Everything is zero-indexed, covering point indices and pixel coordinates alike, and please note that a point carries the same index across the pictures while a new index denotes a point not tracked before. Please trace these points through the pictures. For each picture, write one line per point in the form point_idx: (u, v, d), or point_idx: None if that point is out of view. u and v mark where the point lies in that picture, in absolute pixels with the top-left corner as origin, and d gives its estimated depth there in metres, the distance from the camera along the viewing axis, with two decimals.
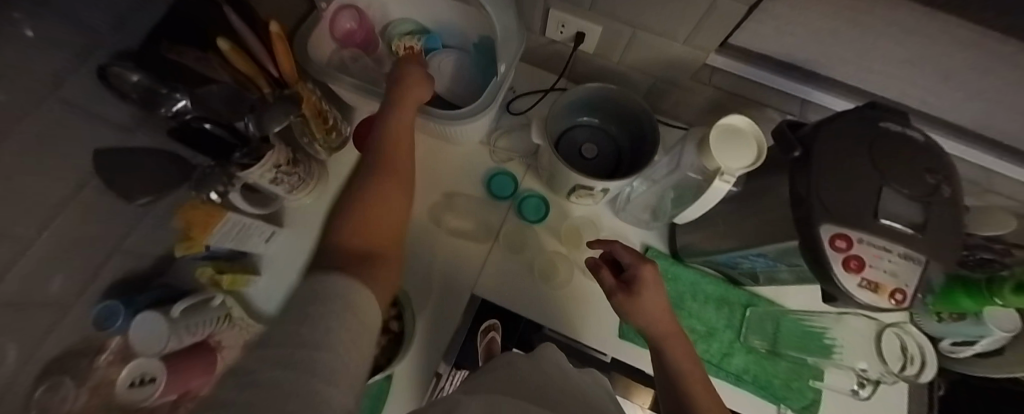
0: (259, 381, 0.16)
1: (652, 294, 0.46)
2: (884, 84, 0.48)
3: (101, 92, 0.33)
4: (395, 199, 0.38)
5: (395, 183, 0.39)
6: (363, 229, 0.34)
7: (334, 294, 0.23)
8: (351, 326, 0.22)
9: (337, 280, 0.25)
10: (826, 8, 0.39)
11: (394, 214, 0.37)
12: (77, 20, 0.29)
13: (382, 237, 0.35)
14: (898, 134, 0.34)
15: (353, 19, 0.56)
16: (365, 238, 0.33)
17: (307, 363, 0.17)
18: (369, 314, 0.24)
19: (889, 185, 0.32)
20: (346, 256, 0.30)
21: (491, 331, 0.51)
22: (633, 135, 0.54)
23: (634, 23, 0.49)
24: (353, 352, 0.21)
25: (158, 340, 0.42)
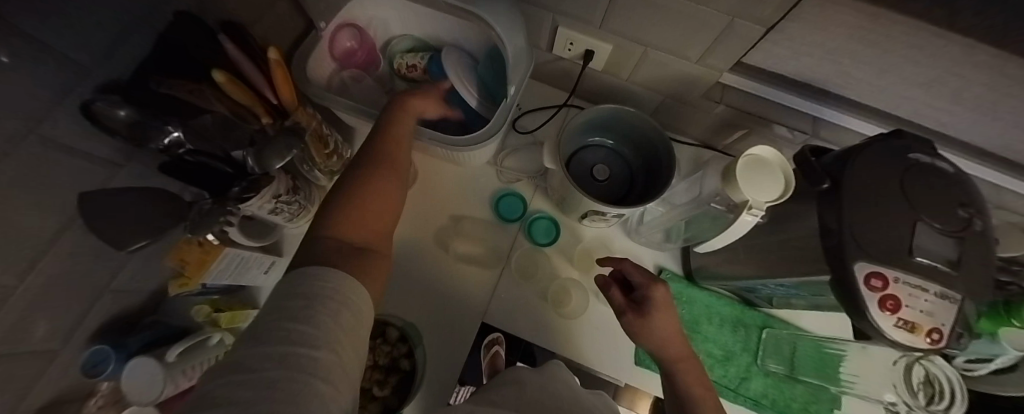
0: (259, 383, 0.16)
1: (664, 317, 0.44)
2: (899, 104, 0.48)
3: (84, 131, 0.30)
4: (391, 191, 0.37)
5: (387, 177, 0.37)
6: (354, 226, 0.33)
7: (328, 289, 0.23)
8: (341, 320, 0.22)
9: (332, 276, 0.24)
10: (845, 34, 0.38)
11: (388, 210, 0.36)
12: (59, 60, 0.26)
13: (370, 233, 0.34)
14: (925, 165, 0.33)
15: (353, 38, 0.54)
16: (352, 235, 0.32)
17: (297, 359, 0.18)
18: (362, 302, 0.25)
19: (922, 220, 0.31)
20: (337, 249, 0.29)
21: (496, 345, 0.50)
22: (647, 156, 0.52)
23: (645, 41, 0.48)
24: (347, 351, 0.21)
25: (153, 389, 0.39)
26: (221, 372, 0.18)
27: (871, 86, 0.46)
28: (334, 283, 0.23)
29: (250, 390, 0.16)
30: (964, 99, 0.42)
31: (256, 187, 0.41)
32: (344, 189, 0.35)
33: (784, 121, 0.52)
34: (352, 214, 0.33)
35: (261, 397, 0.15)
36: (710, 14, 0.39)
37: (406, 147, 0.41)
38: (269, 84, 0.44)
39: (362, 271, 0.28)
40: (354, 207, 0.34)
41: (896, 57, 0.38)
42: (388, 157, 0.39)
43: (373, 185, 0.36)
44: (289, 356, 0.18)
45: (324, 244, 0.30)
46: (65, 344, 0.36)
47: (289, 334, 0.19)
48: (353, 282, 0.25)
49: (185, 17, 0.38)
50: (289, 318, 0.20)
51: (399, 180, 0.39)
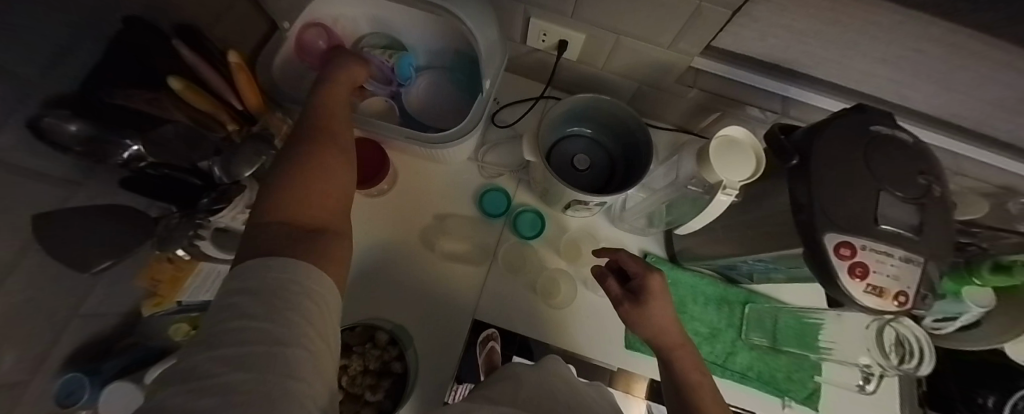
0: (220, 388, 0.15)
1: (662, 306, 0.45)
2: (862, 81, 0.49)
3: (37, 149, 0.29)
4: (338, 163, 0.32)
5: (329, 149, 0.33)
6: (303, 203, 0.28)
7: (279, 281, 0.20)
8: (307, 315, 0.20)
9: (285, 265, 0.22)
10: (806, 15, 0.39)
11: (342, 182, 0.32)
12: (11, 77, 0.25)
13: (326, 209, 0.30)
14: (885, 136, 0.35)
15: (321, 37, 0.51)
16: (305, 213, 0.28)
17: (266, 357, 0.17)
18: (320, 287, 0.23)
19: (885, 189, 0.32)
20: (288, 233, 0.25)
21: (491, 341, 0.50)
22: (625, 143, 0.53)
23: (617, 29, 0.48)
24: (320, 343, 0.20)
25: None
26: (180, 379, 0.16)
27: (834, 66, 0.47)
28: (287, 270, 0.21)
29: (212, 395, 0.14)
30: (921, 72, 0.44)
31: (225, 198, 0.41)
32: (278, 168, 0.30)
33: (756, 102, 0.54)
34: (300, 194, 0.28)
35: (228, 400, 0.14)
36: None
37: (342, 117, 0.37)
38: (230, 88, 0.43)
39: (325, 254, 0.25)
40: (298, 186, 0.29)
41: (856, 35, 0.40)
42: (331, 133, 0.35)
43: (317, 162, 0.31)
44: (257, 356, 0.16)
45: (266, 229, 0.25)
46: (34, 374, 0.34)
47: (258, 335, 0.17)
48: (315, 272, 0.23)
49: (133, 22, 0.36)
50: (252, 315, 0.18)
51: (341, 149, 0.34)
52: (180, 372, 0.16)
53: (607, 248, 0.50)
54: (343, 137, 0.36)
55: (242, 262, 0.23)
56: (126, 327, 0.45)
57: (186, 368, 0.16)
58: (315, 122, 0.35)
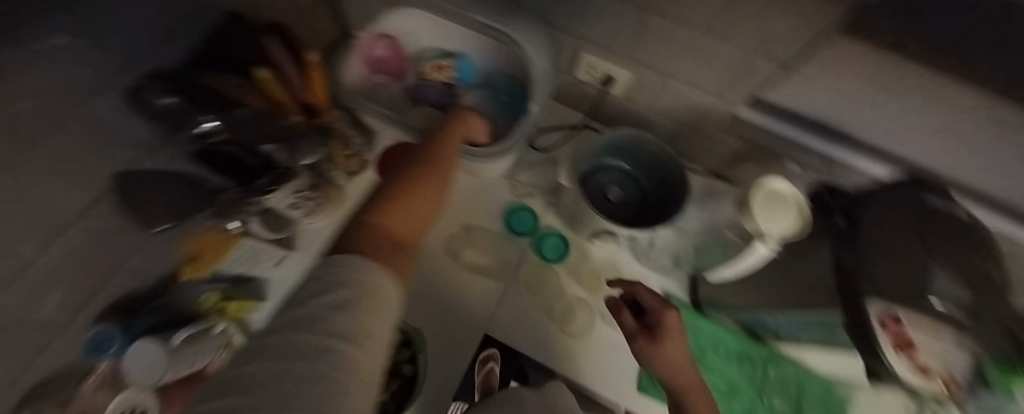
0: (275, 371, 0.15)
1: (675, 349, 0.43)
2: (917, 151, 0.48)
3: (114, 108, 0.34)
4: (436, 189, 0.34)
5: (439, 179, 0.35)
6: (399, 216, 0.30)
7: (340, 273, 0.20)
8: (369, 309, 0.19)
9: (370, 265, 0.22)
10: (856, 77, 0.39)
11: (433, 204, 0.33)
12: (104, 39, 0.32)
13: (415, 226, 0.31)
14: (931, 213, 0.35)
15: (387, 48, 0.55)
16: (396, 223, 0.29)
17: (321, 350, 0.16)
18: (385, 290, 0.22)
19: (936, 263, 0.33)
20: (381, 241, 0.26)
21: (490, 362, 0.49)
22: (659, 181, 0.53)
23: (664, 70, 0.51)
24: (374, 354, 0.19)
25: (154, 374, 0.41)
26: (248, 360, 0.16)
27: (883, 133, 0.47)
28: (346, 265, 0.21)
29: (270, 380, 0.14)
30: (985, 148, 0.42)
31: (282, 180, 0.42)
32: (392, 184, 0.33)
33: (796, 157, 0.53)
34: (399, 208, 0.30)
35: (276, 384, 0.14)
36: (731, 50, 0.42)
37: (452, 154, 0.39)
38: (303, 84, 0.46)
39: (397, 268, 0.25)
40: (402, 201, 0.31)
41: (911, 105, 0.40)
42: (443, 161, 0.37)
43: (421, 184, 0.33)
44: (307, 344, 0.16)
45: (365, 229, 0.26)
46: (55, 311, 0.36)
47: (322, 324, 0.17)
48: (383, 276, 0.22)
49: (239, 21, 0.41)
50: (328, 305, 0.18)
51: (444, 177, 0.36)
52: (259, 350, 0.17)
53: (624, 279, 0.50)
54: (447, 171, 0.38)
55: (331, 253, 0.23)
56: None
57: (256, 349, 0.17)
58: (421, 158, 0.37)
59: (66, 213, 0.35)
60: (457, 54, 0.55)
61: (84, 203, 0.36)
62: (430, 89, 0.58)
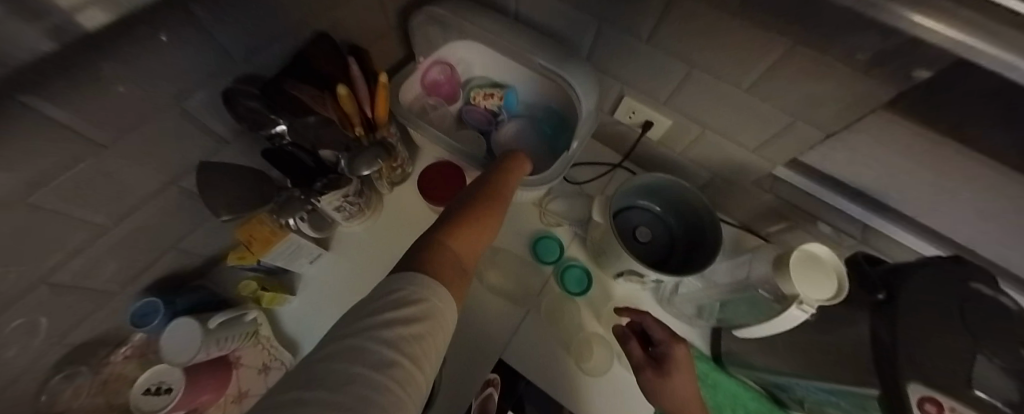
0: (345, 378, 0.20)
1: (684, 379, 0.44)
2: (962, 231, 0.47)
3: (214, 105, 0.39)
4: (493, 219, 0.39)
5: (495, 208, 0.40)
6: (463, 241, 0.35)
7: (405, 295, 0.26)
8: (422, 329, 0.25)
9: (432, 285, 0.28)
10: (902, 145, 0.40)
11: (487, 231, 0.38)
12: (218, 44, 0.35)
13: (472, 249, 0.36)
14: (984, 297, 0.32)
15: (443, 73, 0.59)
16: (457, 243, 0.35)
17: (372, 355, 0.22)
18: (442, 312, 0.27)
19: (982, 353, 0.29)
20: (449, 265, 0.32)
21: (490, 387, 0.52)
22: (690, 228, 0.54)
23: (704, 122, 0.52)
24: (424, 361, 0.25)
25: (188, 351, 0.42)
26: (326, 359, 0.22)
27: (923, 208, 0.47)
28: (413, 286, 0.27)
29: (335, 388, 0.20)
30: None
31: (334, 186, 0.47)
32: (454, 209, 0.39)
33: (830, 221, 0.54)
34: (463, 232, 0.36)
35: (341, 387, 0.20)
36: (774, 112, 0.44)
37: (512, 189, 0.44)
38: (369, 101, 0.50)
39: (455, 287, 0.31)
40: (466, 226, 0.36)
41: (957, 183, 0.40)
42: (498, 192, 0.42)
43: (482, 212, 0.39)
44: (374, 358, 0.22)
45: (435, 248, 0.32)
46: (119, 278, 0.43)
47: (380, 336, 0.23)
48: (445, 298, 0.28)
49: (326, 40, 0.46)
50: (395, 319, 0.24)
51: (500, 208, 0.41)
52: (333, 352, 0.22)
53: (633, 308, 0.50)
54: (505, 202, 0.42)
55: (402, 268, 0.30)
56: (205, 267, 0.54)
57: (328, 355, 0.22)
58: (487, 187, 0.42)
59: (145, 188, 0.38)
60: (506, 86, 0.60)
61: (162, 182, 0.40)
62: (475, 113, 0.61)
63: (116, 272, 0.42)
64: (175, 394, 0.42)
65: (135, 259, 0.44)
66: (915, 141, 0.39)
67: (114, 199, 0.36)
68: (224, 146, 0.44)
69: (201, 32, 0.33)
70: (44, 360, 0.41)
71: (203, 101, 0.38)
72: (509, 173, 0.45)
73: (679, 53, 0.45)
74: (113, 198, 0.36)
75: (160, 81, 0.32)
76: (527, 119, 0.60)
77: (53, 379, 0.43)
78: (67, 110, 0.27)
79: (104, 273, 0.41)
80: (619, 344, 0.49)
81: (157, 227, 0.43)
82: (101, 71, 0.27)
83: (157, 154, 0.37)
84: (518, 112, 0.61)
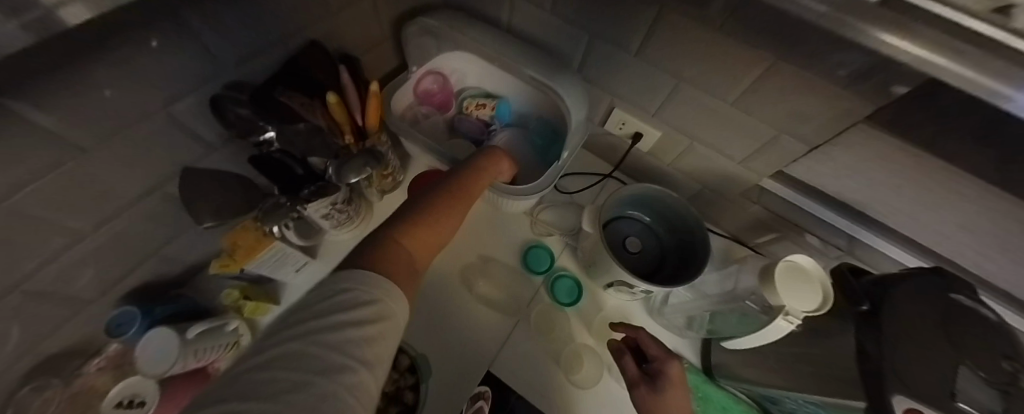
0: (294, 386, 0.20)
1: (678, 397, 0.43)
2: (941, 244, 0.48)
3: (201, 110, 0.39)
4: (452, 216, 0.39)
5: (453, 205, 0.40)
6: (417, 240, 0.35)
7: (357, 296, 0.26)
8: (375, 332, 0.24)
9: (385, 286, 0.28)
10: (881, 158, 0.41)
11: (444, 230, 0.38)
12: (209, 51, 0.36)
13: (427, 248, 0.36)
14: (964, 309, 0.33)
15: (436, 83, 0.60)
16: (411, 243, 0.34)
17: (319, 358, 0.22)
18: (397, 314, 0.27)
19: (965, 364, 0.30)
20: (399, 260, 0.32)
21: (480, 400, 0.49)
22: (679, 239, 0.54)
23: (691, 134, 0.53)
24: (377, 365, 0.24)
25: (166, 362, 0.41)
26: (264, 365, 0.21)
27: (904, 220, 0.48)
28: (365, 286, 0.27)
29: (277, 394, 0.19)
30: (1010, 246, 0.42)
31: (321, 194, 0.46)
32: (413, 207, 0.38)
33: (817, 232, 0.54)
34: (418, 231, 0.36)
35: (285, 393, 0.19)
36: (759, 126, 0.45)
37: (482, 187, 0.45)
38: (361, 110, 0.51)
39: (404, 283, 0.30)
40: (423, 227, 0.36)
41: (937, 197, 0.42)
42: (462, 190, 0.42)
43: (443, 207, 0.39)
44: (322, 363, 0.21)
45: (390, 249, 0.32)
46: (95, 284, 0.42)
47: (327, 339, 0.23)
48: (398, 297, 0.28)
49: (317, 48, 0.46)
50: (344, 322, 0.24)
51: (465, 206, 0.41)
52: (279, 356, 0.21)
53: (627, 324, 0.51)
54: (470, 200, 0.42)
55: (348, 266, 0.29)
56: (187, 275, 0.53)
57: (266, 360, 0.21)
58: (450, 186, 0.42)
59: (128, 194, 0.38)
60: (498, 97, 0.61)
61: (148, 186, 0.39)
62: (467, 123, 0.61)
63: (92, 280, 0.41)
64: (149, 407, 0.41)
65: (115, 265, 0.43)
66: (893, 156, 0.40)
67: (96, 204, 0.35)
68: (211, 152, 0.43)
69: (192, 39, 0.33)
70: (9, 371, 0.39)
71: (192, 106, 0.38)
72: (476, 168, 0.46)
73: (666, 67, 0.46)
74: (97, 202, 0.35)
75: (149, 86, 0.32)
76: (519, 129, 0.61)
77: (21, 390, 0.41)
78: (55, 115, 0.26)
79: (82, 279, 0.40)
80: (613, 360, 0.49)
81: (140, 232, 0.42)
82: (86, 75, 0.26)
83: (143, 157, 0.37)
84: (510, 123, 0.61)
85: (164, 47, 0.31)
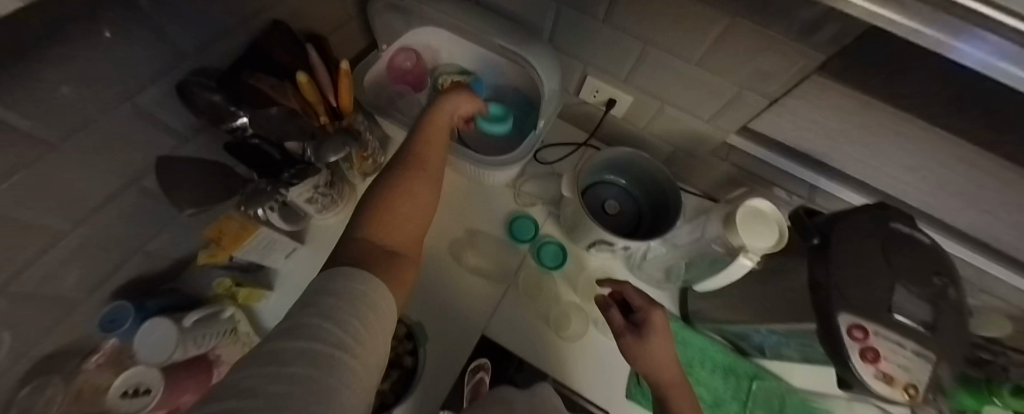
0: (278, 378, 0.16)
1: (661, 341, 0.46)
2: (890, 183, 0.52)
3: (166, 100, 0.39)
4: (419, 192, 0.39)
5: (420, 186, 0.40)
6: (386, 229, 0.35)
7: (359, 291, 0.25)
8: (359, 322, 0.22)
9: (361, 277, 0.26)
10: (833, 107, 0.44)
11: (415, 206, 0.38)
12: (167, 40, 0.35)
13: (404, 236, 0.36)
14: (903, 235, 0.37)
15: (409, 59, 0.59)
16: (384, 236, 0.34)
17: (304, 352, 0.18)
18: (384, 310, 0.26)
19: (902, 283, 0.34)
20: (369, 251, 0.31)
21: (480, 371, 0.49)
22: (655, 198, 0.57)
23: (660, 96, 0.55)
24: (368, 355, 0.22)
25: (163, 351, 0.41)
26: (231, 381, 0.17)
27: (856, 164, 0.52)
28: (364, 286, 0.25)
29: (251, 392, 0.16)
30: (949, 179, 0.47)
31: (304, 175, 0.46)
32: (375, 193, 0.38)
33: (780, 183, 0.58)
34: (382, 217, 0.36)
35: (264, 387, 0.16)
36: (722, 83, 0.47)
37: (438, 131, 0.45)
38: (332, 90, 0.50)
39: (389, 275, 0.30)
40: (390, 211, 0.36)
41: (884, 139, 0.45)
42: (425, 159, 0.42)
43: (402, 183, 0.39)
44: (308, 356, 0.18)
45: (356, 244, 0.32)
46: (80, 284, 0.42)
47: (309, 334, 0.20)
48: (374, 282, 0.27)
49: (280, 30, 0.46)
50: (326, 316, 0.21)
51: (428, 183, 0.41)
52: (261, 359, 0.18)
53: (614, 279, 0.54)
54: (431, 159, 0.43)
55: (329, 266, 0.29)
56: (173, 271, 0.53)
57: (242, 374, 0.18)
58: (416, 149, 0.43)
59: (104, 190, 0.38)
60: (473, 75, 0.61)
61: (123, 182, 0.39)
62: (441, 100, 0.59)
63: (79, 281, 0.41)
64: (155, 396, 0.41)
65: (101, 264, 0.43)
66: (842, 104, 0.43)
67: (70, 202, 0.35)
68: (183, 143, 0.43)
69: (147, 28, 0.32)
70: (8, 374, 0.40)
71: (157, 97, 0.38)
72: (434, 117, 0.46)
73: (632, 31, 0.47)
74: (71, 201, 0.35)
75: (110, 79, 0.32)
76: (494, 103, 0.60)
77: None
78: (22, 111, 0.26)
79: (69, 280, 0.40)
80: (602, 313, 0.52)
81: (119, 228, 0.42)
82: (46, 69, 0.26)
83: (116, 152, 0.37)
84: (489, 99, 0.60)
85: (118, 37, 0.30)
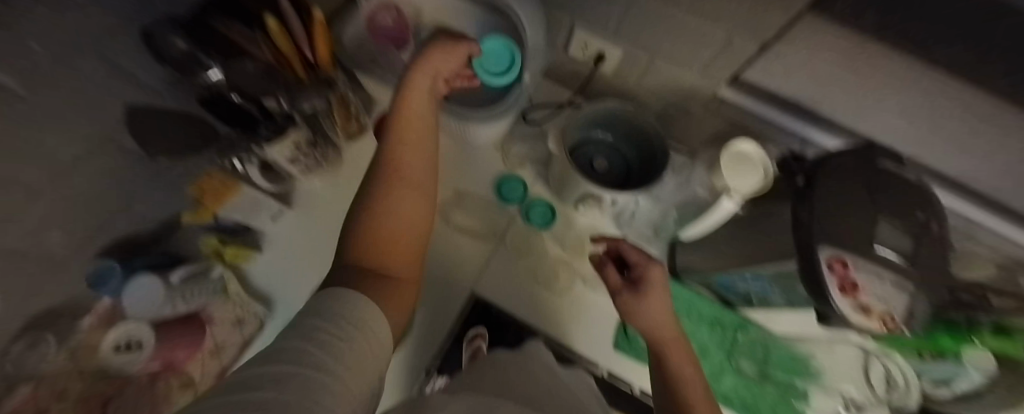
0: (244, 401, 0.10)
1: (658, 300, 0.45)
2: (880, 133, 0.52)
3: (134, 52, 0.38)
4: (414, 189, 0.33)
5: (412, 190, 0.33)
6: (379, 244, 0.29)
7: (343, 311, 0.19)
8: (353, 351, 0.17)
9: (351, 299, 0.21)
10: (825, 52, 0.42)
11: (408, 198, 0.32)
12: None
13: (400, 252, 0.30)
14: (889, 171, 0.36)
15: (388, 15, 0.58)
16: (374, 255, 0.28)
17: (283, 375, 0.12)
18: (378, 332, 0.21)
19: (884, 217, 0.33)
20: (357, 274, 0.25)
21: (478, 341, 0.50)
22: (643, 153, 0.57)
23: (651, 48, 0.53)
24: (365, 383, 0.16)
25: (155, 306, 0.45)
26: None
27: (847, 113, 0.51)
28: (353, 305, 0.20)
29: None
30: (942, 127, 0.46)
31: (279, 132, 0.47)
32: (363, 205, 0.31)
33: (770, 136, 0.57)
34: (374, 230, 0.29)
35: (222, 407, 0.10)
36: (712, 30, 0.45)
37: (423, 79, 0.40)
38: (308, 41, 0.47)
39: (386, 296, 0.24)
40: (386, 220, 0.30)
41: (878, 84, 0.44)
42: (404, 113, 0.37)
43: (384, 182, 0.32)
44: (283, 373, 0.12)
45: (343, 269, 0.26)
46: None
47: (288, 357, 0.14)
48: (368, 304, 0.21)
49: None
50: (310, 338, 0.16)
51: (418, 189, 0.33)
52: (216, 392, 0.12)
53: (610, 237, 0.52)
54: (413, 115, 0.37)
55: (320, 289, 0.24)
56: None
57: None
58: (399, 115, 0.37)
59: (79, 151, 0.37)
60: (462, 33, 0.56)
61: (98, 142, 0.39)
62: None
63: None
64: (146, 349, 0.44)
65: None
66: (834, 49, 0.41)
67: None
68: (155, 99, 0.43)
69: None
70: None
71: None
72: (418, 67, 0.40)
73: None
74: None
75: None
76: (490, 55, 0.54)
77: None
78: None
79: None
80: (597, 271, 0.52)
81: None
82: None
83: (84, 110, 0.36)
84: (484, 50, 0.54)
85: None
